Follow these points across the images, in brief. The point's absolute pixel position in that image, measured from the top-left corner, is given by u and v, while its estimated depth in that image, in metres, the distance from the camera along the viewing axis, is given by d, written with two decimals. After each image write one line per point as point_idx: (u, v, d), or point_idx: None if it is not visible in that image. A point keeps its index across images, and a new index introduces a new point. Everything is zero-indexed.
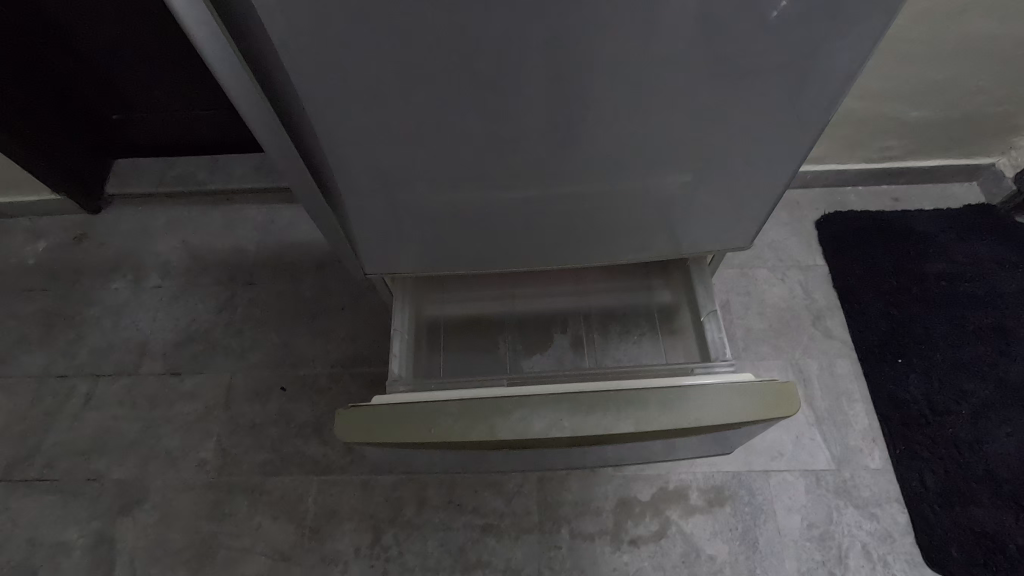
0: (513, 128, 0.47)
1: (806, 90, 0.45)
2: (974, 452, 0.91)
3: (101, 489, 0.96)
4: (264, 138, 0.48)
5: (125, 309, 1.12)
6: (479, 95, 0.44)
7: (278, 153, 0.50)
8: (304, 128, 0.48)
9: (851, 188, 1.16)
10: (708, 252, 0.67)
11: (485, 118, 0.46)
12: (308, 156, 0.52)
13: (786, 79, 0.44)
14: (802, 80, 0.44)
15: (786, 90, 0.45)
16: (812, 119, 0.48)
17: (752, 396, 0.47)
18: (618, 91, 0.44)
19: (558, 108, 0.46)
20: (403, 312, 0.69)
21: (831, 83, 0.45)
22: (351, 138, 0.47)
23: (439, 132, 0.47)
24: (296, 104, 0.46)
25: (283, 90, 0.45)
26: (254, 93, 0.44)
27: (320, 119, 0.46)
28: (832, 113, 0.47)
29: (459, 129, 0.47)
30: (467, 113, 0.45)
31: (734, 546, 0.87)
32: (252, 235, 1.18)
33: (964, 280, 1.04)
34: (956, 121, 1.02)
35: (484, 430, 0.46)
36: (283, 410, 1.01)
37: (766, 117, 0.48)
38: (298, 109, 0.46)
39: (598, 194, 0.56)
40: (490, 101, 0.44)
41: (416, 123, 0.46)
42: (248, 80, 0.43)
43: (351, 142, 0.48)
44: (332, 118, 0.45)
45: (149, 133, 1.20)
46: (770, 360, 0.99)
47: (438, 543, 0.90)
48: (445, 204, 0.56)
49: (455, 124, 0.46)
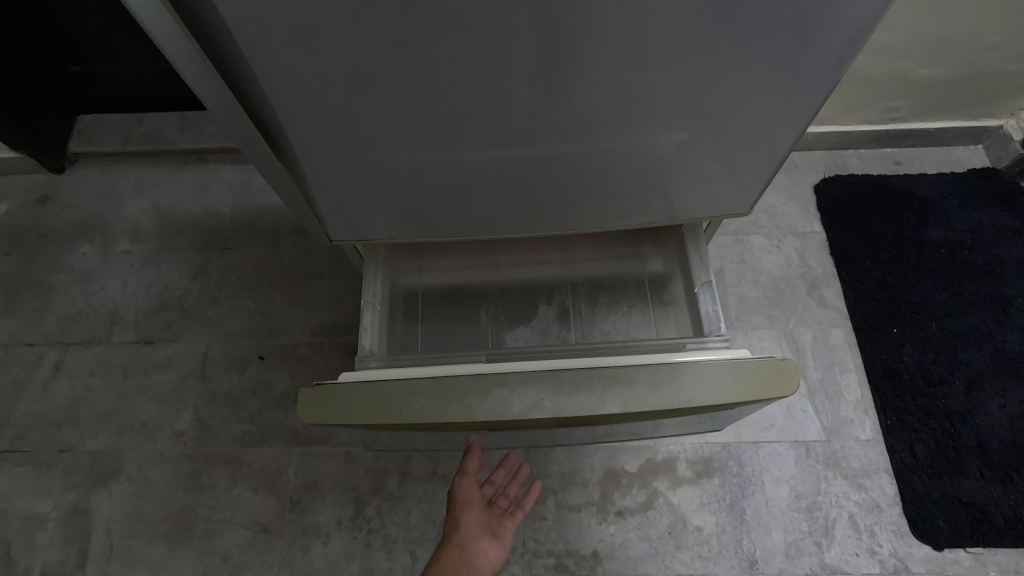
0: (492, 81, 0.42)
1: (814, 43, 0.41)
2: (966, 425, 0.89)
3: (74, 461, 0.93)
4: (191, 80, 0.43)
5: (93, 274, 1.07)
6: (452, 43, 0.39)
7: (207, 97, 0.44)
8: (243, 70, 0.42)
9: (852, 151, 1.11)
10: (703, 218, 0.63)
11: (461, 69, 0.41)
12: (250, 102, 0.47)
13: (795, 30, 0.39)
14: (811, 32, 0.40)
15: (796, 41, 0.40)
16: (819, 77, 0.44)
17: (749, 375, 0.44)
18: (612, 40, 0.40)
19: (542, 59, 0.41)
20: (375, 282, 0.65)
21: (845, 38, 0.40)
22: (300, 87, 0.42)
23: (405, 86, 0.42)
24: (227, 38, 0.39)
25: (212, 22, 0.39)
26: (176, 28, 0.38)
27: (257, 57, 0.40)
28: (841, 70, 0.43)
29: (428, 84, 0.42)
30: (438, 65, 0.40)
31: (721, 517, 0.86)
32: (226, 197, 1.13)
33: (963, 248, 1.01)
34: (965, 80, 0.97)
35: (459, 410, 0.43)
36: (261, 380, 0.97)
37: (770, 73, 0.43)
38: (230, 45, 0.40)
39: (589, 154, 0.51)
40: (463, 51, 0.39)
41: (381, 74, 0.41)
42: (169, 16, 0.37)
43: (305, 96, 0.43)
44: (273, 58, 0.39)
45: (112, 86, 1.13)
46: (764, 330, 0.97)
47: (421, 515, 0.88)
48: (418, 163, 0.51)
49: (423, 77, 0.41)
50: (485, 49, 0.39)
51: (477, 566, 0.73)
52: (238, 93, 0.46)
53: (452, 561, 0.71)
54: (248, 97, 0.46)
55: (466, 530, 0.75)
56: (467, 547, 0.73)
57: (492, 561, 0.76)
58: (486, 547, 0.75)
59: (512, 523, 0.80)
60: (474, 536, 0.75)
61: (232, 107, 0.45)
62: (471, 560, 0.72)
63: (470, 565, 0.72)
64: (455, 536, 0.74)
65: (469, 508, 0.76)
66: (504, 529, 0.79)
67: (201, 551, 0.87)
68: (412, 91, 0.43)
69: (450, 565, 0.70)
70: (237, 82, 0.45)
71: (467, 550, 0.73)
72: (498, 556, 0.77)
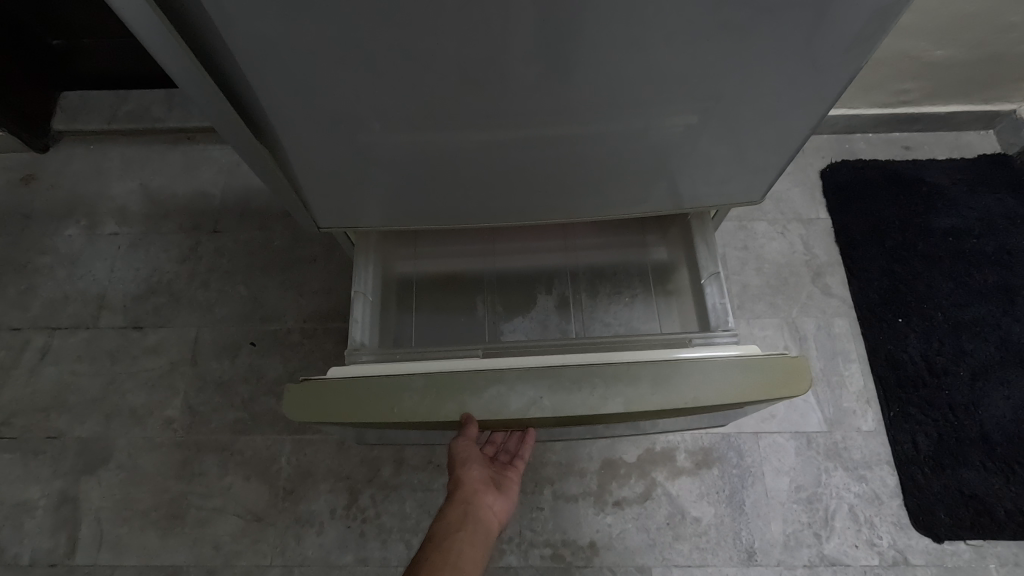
0: (484, 61, 0.39)
1: (828, 20, 0.38)
2: (969, 416, 0.88)
3: (63, 447, 0.91)
4: (160, 51, 0.40)
5: (80, 257, 1.04)
6: (441, 19, 0.36)
7: (177, 69, 0.41)
8: (215, 43, 0.39)
9: (860, 135, 1.08)
10: (711, 206, 0.61)
11: (451, 48, 0.38)
12: (226, 78, 0.44)
13: (809, 7, 0.37)
14: (825, 8, 0.37)
15: (813, 16, 0.38)
16: (833, 58, 0.41)
17: (756, 372, 0.43)
18: (613, 16, 0.37)
19: (539, 37, 0.38)
20: (367, 270, 0.62)
21: (866, 13, 0.37)
22: (280, 66, 0.39)
23: (391, 65, 0.39)
24: (197, 7, 0.37)
25: None
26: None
27: (231, 29, 0.37)
28: (858, 49, 0.40)
29: (417, 64, 0.39)
30: (427, 43, 0.38)
31: (720, 508, 0.85)
32: (216, 178, 1.09)
33: (971, 236, 0.99)
34: (980, 62, 0.94)
35: (453, 408, 0.42)
36: (253, 367, 0.95)
37: (782, 53, 0.40)
38: (201, 14, 0.37)
39: (592, 137, 0.49)
40: (453, 26, 0.37)
41: (365, 53, 0.38)
42: None
43: (286, 75, 0.40)
44: (248, 30, 0.36)
45: (96, 61, 1.09)
46: (766, 319, 0.95)
47: (416, 504, 0.87)
48: (410, 146, 0.48)
49: (410, 56, 0.39)
50: (478, 25, 0.37)
51: (485, 521, 0.59)
52: (216, 71, 0.43)
53: (456, 523, 0.57)
54: (225, 76, 0.44)
55: (469, 488, 0.62)
56: (472, 505, 0.60)
57: (501, 516, 0.63)
58: (492, 501, 0.62)
59: (516, 473, 0.68)
60: (479, 492, 0.62)
61: (204, 81, 0.42)
62: (477, 518, 0.59)
63: (479, 524, 0.58)
64: (455, 496, 0.61)
65: (471, 464, 0.63)
66: (509, 482, 0.66)
67: (192, 539, 0.86)
68: (398, 71, 0.40)
69: (454, 528, 0.56)
70: (214, 60, 0.42)
71: (473, 508, 0.59)
72: (505, 510, 0.64)
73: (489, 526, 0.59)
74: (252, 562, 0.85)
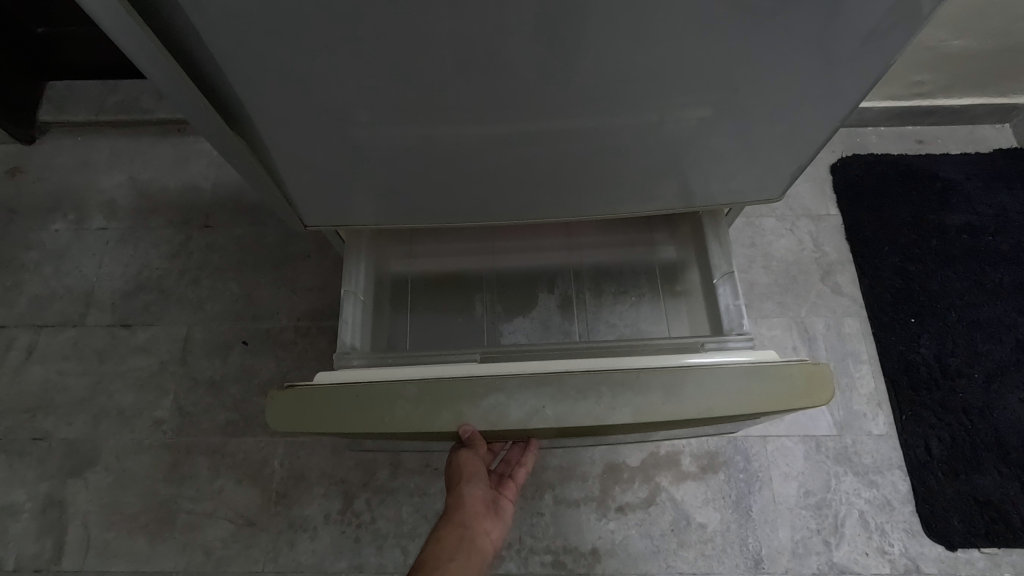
0: (474, 54, 0.37)
1: (848, 11, 0.35)
2: (984, 420, 0.85)
3: (49, 449, 0.89)
4: (130, 45, 0.37)
5: (67, 253, 1.01)
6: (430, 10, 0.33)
7: (143, 56, 0.38)
8: (184, 29, 0.36)
9: (871, 129, 1.05)
10: (726, 204, 0.58)
11: (441, 40, 0.35)
12: (199, 68, 0.41)
13: None
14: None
15: (833, 5, 0.34)
16: (854, 51, 0.38)
17: (775, 382, 0.40)
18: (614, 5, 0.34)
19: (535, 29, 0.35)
20: (357, 270, 0.60)
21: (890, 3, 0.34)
22: (259, 61, 0.37)
23: (377, 58, 0.36)
24: None
25: None
26: None
27: (198, 11, 0.33)
28: (881, 43, 0.37)
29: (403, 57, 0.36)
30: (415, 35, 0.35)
31: (726, 514, 0.82)
32: (208, 171, 1.06)
33: (987, 233, 0.96)
34: (997, 53, 0.90)
35: (449, 420, 0.39)
36: (245, 367, 0.92)
37: (798, 45, 0.37)
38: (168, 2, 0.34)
39: (598, 132, 0.46)
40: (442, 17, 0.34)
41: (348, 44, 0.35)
42: None
43: (265, 70, 0.37)
44: (217, 11, 0.33)
45: (83, 49, 1.05)
46: (775, 318, 0.92)
47: (413, 509, 0.85)
48: (403, 140, 0.45)
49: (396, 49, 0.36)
50: (469, 17, 0.34)
51: (480, 549, 0.57)
52: (192, 64, 0.40)
53: (450, 550, 0.54)
54: (201, 70, 0.41)
55: (470, 508, 0.59)
56: (471, 530, 0.57)
57: (494, 543, 0.60)
58: (490, 527, 0.60)
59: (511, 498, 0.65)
60: (479, 515, 0.59)
61: (175, 71, 0.39)
62: (473, 545, 0.56)
63: (474, 552, 0.56)
64: (454, 516, 0.58)
65: (477, 482, 0.59)
66: (504, 502, 0.65)
67: (182, 545, 0.84)
68: (384, 65, 0.37)
69: (448, 555, 0.54)
70: (187, 53, 0.40)
71: (470, 533, 0.57)
72: (499, 535, 0.62)
73: (483, 556, 0.57)
74: (243, 568, 0.82)
